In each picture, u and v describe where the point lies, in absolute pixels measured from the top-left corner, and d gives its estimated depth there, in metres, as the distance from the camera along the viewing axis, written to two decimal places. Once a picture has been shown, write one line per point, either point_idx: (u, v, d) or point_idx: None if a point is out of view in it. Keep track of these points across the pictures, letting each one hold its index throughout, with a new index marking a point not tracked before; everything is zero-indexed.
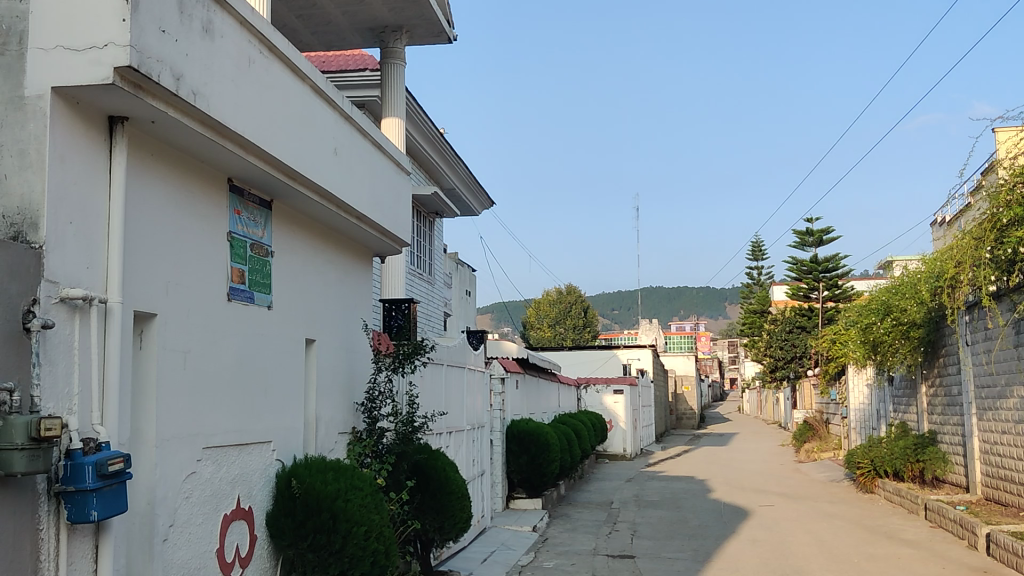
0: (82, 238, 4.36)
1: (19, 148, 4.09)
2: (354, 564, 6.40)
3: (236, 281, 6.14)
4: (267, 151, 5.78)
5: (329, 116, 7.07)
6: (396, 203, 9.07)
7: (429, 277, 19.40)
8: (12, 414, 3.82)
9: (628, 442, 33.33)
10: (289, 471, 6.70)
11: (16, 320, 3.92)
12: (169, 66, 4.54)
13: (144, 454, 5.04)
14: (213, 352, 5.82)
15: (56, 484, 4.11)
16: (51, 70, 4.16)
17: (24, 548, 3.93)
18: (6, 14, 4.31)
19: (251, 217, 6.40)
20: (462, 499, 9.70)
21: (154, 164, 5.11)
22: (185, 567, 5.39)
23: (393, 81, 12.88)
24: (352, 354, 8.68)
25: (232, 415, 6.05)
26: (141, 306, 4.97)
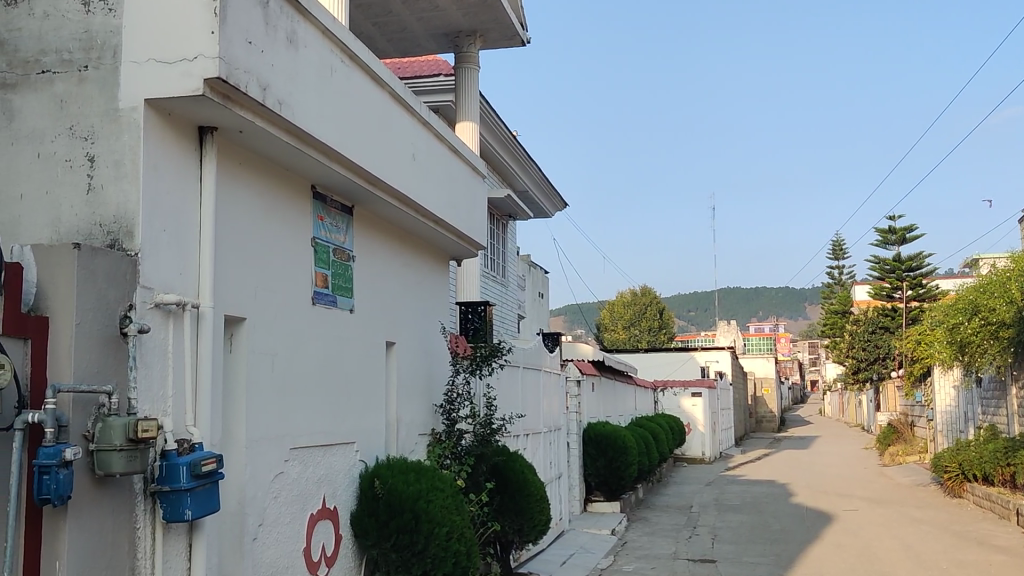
0: (175, 245, 4.50)
1: (115, 159, 4.24)
2: (436, 565, 6.47)
3: (320, 285, 6.26)
4: (349, 158, 5.88)
5: (407, 121, 7.15)
6: (472, 207, 9.13)
7: (504, 280, 19.49)
8: (110, 417, 3.95)
9: (707, 445, 32.91)
10: (372, 472, 6.81)
11: (113, 325, 4.07)
12: (256, 76, 4.66)
13: (235, 455, 5.17)
14: (299, 355, 5.94)
15: (152, 484, 4.26)
16: (144, 83, 4.29)
17: (123, 546, 4.07)
18: (99, 28, 4.41)
19: (333, 222, 6.53)
20: (541, 501, 9.70)
21: (242, 172, 5.24)
22: (273, 566, 5.50)
23: (468, 85, 12.97)
24: (432, 356, 8.76)
25: (317, 417, 6.17)
26: (231, 310, 5.11)
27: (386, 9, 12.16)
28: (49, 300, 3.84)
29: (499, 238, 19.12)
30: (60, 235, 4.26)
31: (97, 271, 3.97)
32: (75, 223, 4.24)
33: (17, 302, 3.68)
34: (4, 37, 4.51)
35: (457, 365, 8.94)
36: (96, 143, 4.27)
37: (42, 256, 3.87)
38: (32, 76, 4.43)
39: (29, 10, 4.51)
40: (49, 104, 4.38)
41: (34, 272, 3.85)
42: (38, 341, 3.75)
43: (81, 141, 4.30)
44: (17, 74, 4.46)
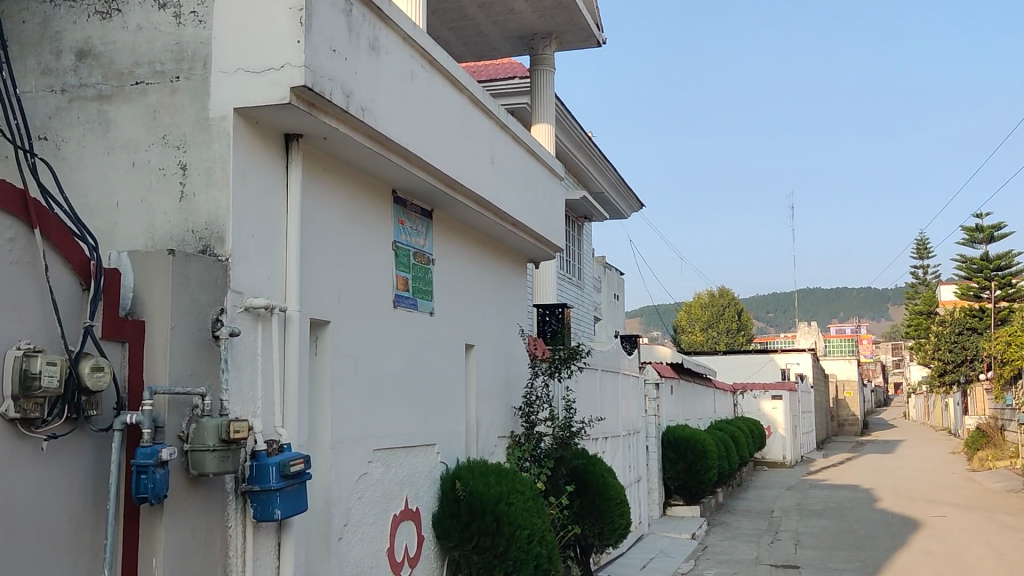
0: (263, 251, 4.61)
1: (206, 167, 4.36)
2: (518, 567, 6.51)
3: (401, 288, 6.33)
4: (429, 162, 5.94)
5: (485, 125, 7.19)
6: (551, 209, 9.13)
7: (580, 283, 19.45)
8: (204, 418, 4.07)
9: (788, 449, 32.31)
10: (453, 474, 6.85)
11: (206, 328, 4.18)
12: (340, 83, 4.73)
13: (321, 456, 5.26)
14: (381, 358, 6.02)
15: (243, 484, 4.37)
16: (233, 92, 4.40)
17: (215, 544, 4.18)
18: (190, 40, 4.52)
19: (414, 226, 6.60)
20: (622, 505, 9.64)
21: (326, 179, 5.33)
22: (358, 566, 5.58)
23: (543, 87, 12.98)
24: (511, 359, 8.79)
25: (399, 419, 6.24)
26: (316, 314, 5.19)
27: (462, 14, 12.25)
28: (145, 304, 3.98)
29: (575, 240, 19.09)
30: (154, 242, 4.39)
31: (190, 277, 4.08)
32: (168, 229, 4.37)
33: (114, 307, 3.82)
34: (99, 48, 4.64)
35: (536, 368, 8.95)
36: (187, 152, 4.40)
37: (138, 263, 4.00)
38: (127, 87, 4.57)
39: (123, 23, 4.64)
40: (143, 114, 4.52)
41: (131, 278, 3.99)
42: (136, 344, 3.89)
43: (173, 150, 4.42)
44: (112, 86, 4.60)
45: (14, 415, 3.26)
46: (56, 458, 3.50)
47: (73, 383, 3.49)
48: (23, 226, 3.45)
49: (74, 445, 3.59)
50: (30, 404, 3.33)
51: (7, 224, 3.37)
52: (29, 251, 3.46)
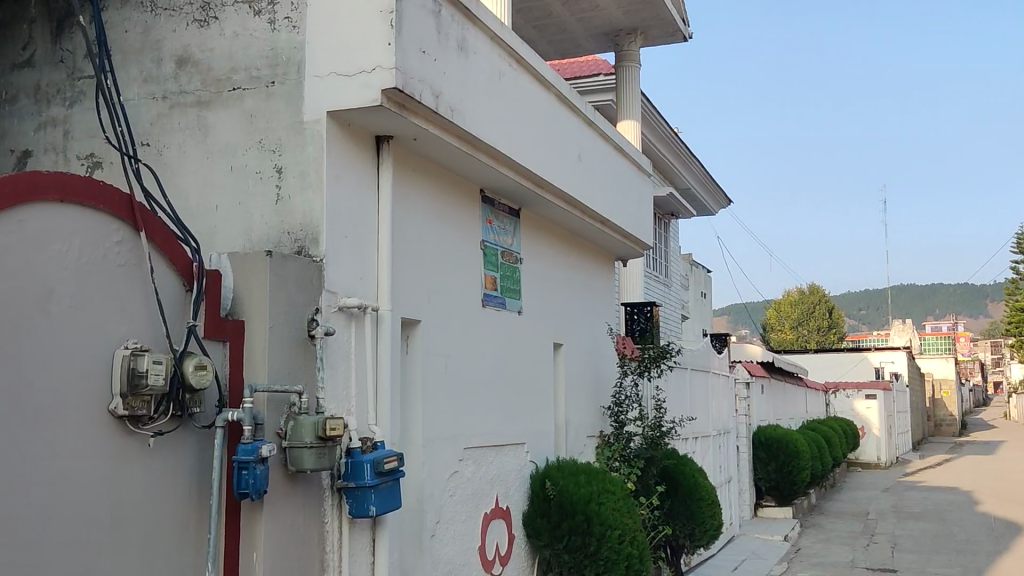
0: (356, 251, 4.68)
1: (301, 169, 4.46)
2: (609, 567, 6.49)
3: (489, 287, 6.36)
4: (517, 161, 5.94)
5: (573, 123, 7.17)
6: (639, 206, 9.05)
7: (668, 281, 19.25)
8: (301, 415, 4.16)
9: (883, 450, 31.47)
10: (543, 473, 6.85)
11: (302, 328, 4.28)
12: (430, 84, 4.77)
13: (414, 453, 5.32)
14: (470, 357, 6.05)
15: (338, 480, 4.45)
16: (326, 96, 4.48)
17: (312, 539, 4.27)
18: (285, 45, 4.61)
19: (502, 225, 6.63)
20: (713, 506, 9.51)
21: (416, 179, 5.39)
22: (451, 563, 5.63)
23: (629, 83, 12.90)
24: (599, 357, 8.75)
25: (489, 417, 6.27)
26: (407, 313, 5.25)
27: (546, 12, 12.27)
28: (244, 304, 4.09)
29: (661, 238, 18.92)
30: (251, 244, 4.50)
31: (287, 277, 4.16)
32: (265, 232, 4.48)
33: (216, 308, 3.93)
34: (198, 56, 4.77)
35: (625, 366, 8.89)
36: (283, 156, 4.50)
37: (238, 264, 4.11)
38: (224, 93, 4.69)
39: (220, 30, 4.76)
40: (240, 119, 4.63)
41: (231, 278, 4.11)
42: (236, 343, 4.01)
43: (269, 154, 4.53)
44: (210, 92, 4.72)
45: (122, 412, 3.38)
46: (162, 454, 3.62)
47: (178, 381, 3.61)
48: (129, 229, 3.57)
49: (178, 441, 3.71)
50: (138, 401, 3.45)
51: (114, 227, 3.50)
52: (135, 254, 3.59)
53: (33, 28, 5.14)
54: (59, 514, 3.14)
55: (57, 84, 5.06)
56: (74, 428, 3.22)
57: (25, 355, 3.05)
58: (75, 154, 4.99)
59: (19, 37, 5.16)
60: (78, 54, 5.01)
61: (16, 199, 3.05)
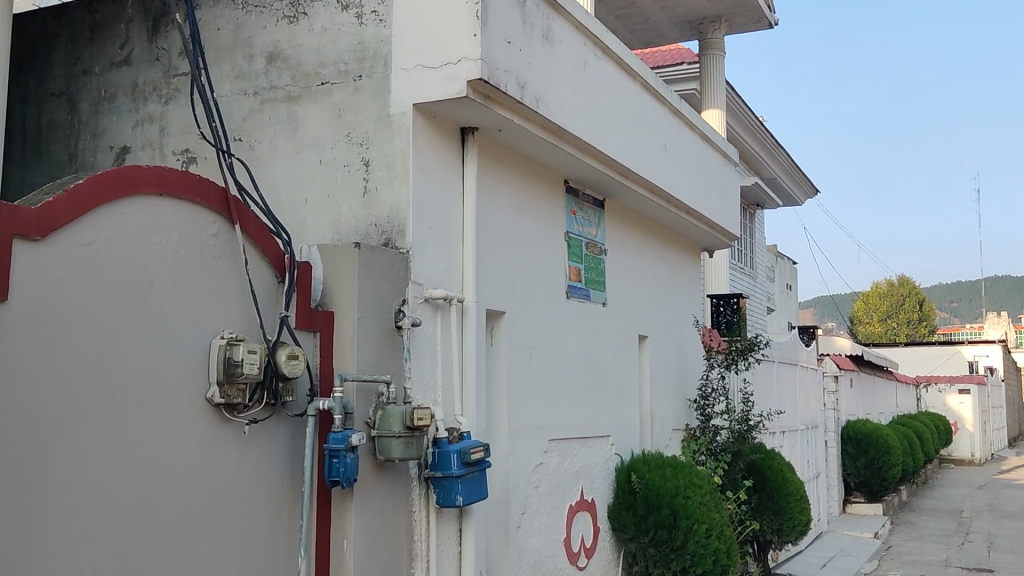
0: (442, 243, 4.71)
1: (387, 162, 4.50)
2: (697, 562, 6.42)
3: (574, 279, 6.34)
4: (602, 151, 5.90)
5: (659, 112, 7.09)
6: (726, 196, 8.91)
7: (753, 272, 18.94)
8: (389, 404, 4.21)
9: (977, 447, 30.49)
10: (628, 466, 6.81)
11: (390, 319, 4.32)
12: (515, 75, 4.76)
13: (499, 444, 5.33)
14: (555, 349, 6.04)
15: (426, 470, 4.50)
16: (413, 89, 4.51)
17: (400, 527, 4.32)
18: (372, 39, 4.65)
19: (586, 216, 6.59)
20: (802, 501, 9.34)
21: (501, 170, 5.39)
22: (537, 554, 5.63)
23: (714, 72, 12.70)
24: (685, 350, 8.65)
25: (574, 409, 6.25)
26: (492, 305, 5.26)
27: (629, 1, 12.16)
28: (333, 295, 4.15)
29: (746, 229, 18.62)
30: (340, 236, 4.57)
31: (375, 269, 4.21)
32: (353, 225, 4.54)
33: (307, 299, 4.01)
34: (288, 51, 4.85)
35: (712, 359, 8.77)
36: (371, 149, 4.55)
37: (327, 256, 4.17)
38: (313, 88, 4.76)
39: (309, 26, 4.83)
40: (328, 113, 4.70)
41: (320, 270, 4.18)
42: (326, 333, 4.08)
43: (357, 147, 4.58)
44: (300, 87, 4.80)
45: (219, 400, 3.47)
46: (255, 442, 3.70)
47: (271, 370, 3.69)
48: (224, 222, 3.66)
49: (271, 429, 3.79)
50: (234, 390, 3.53)
51: (210, 220, 3.58)
52: (230, 247, 3.67)
53: (130, 27, 5.29)
54: (158, 499, 3.23)
55: (153, 81, 5.20)
56: (173, 416, 3.31)
57: (127, 345, 3.14)
58: (170, 150, 5.12)
59: (117, 36, 5.34)
60: (173, 52, 5.14)
61: (117, 193, 3.14)
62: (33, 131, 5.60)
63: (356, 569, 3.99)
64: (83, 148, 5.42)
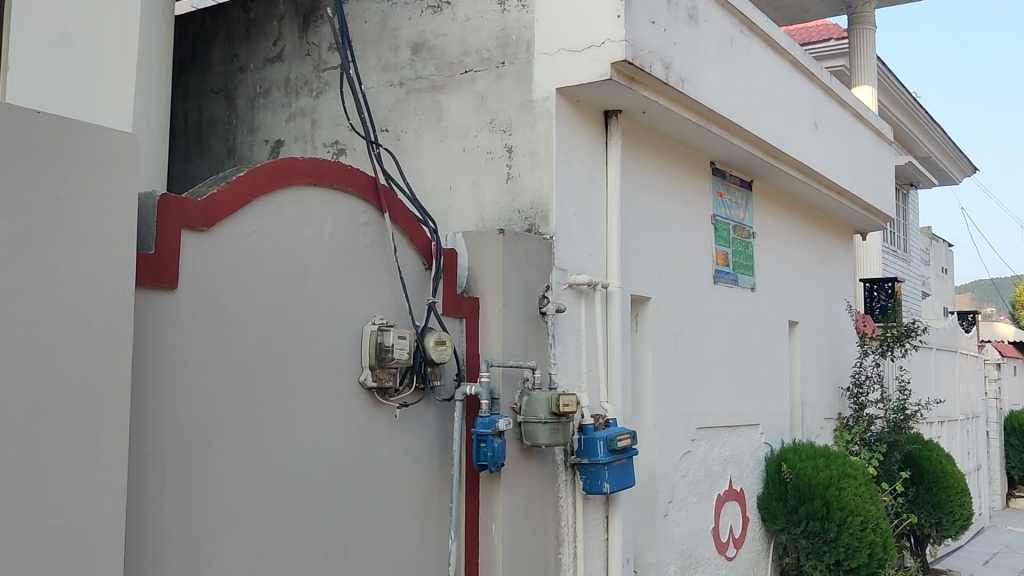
0: (586, 228, 4.67)
1: (531, 148, 4.49)
2: (851, 556, 6.15)
3: (721, 263, 6.19)
4: (750, 131, 5.73)
5: (809, 89, 6.84)
6: (880, 176, 8.52)
7: (906, 255, 18.14)
8: (535, 390, 4.21)
9: None
10: (779, 456, 6.63)
11: (534, 305, 4.32)
12: (660, 56, 4.67)
13: (646, 431, 5.27)
14: (702, 335, 5.92)
15: (572, 457, 4.49)
16: (556, 73, 4.47)
17: (547, 513, 4.33)
18: (514, 25, 4.65)
19: (733, 199, 6.43)
20: (963, 495, 8.90)
21: (645, 154, 5.31)
22: (685, 544, 5.55)
23: (865, 47, 12.18)
24: (836, 336, 8.35)
25: (721, 397, 6.12)
26: (638, 290, 5.20)
27: None
28: (479, 281, 4.19)
29: (900, 210, 17.84)
30: (484, 222, 4.60)
31: (520, 255, 4.21)
32: (498, 211, 4.56)
33: (453, 284, 4.06)
34: (432, 41, 4.91)
35: (867, 346, 8.42)
36: (514, 135, 4.55)
37: (473, 243, 4.21)
38: (457, 76, 4.80)
39: (453, 15, 4.87)
40: (472, 101, 4.73)
41: (466, 256, 4.22)
42: (472, 320, 4.13)
43: (500, 134, 4.59)
44: (444, 76, 4.85)
45: (371, 384, 3.55)
46: (405, 426, 3.77)
47: (419, 355, 3.74)
48: (374, 211, 3.73)
49: (420, 414, 3.86)
50: (384, 374, 3.61)
51: (361, 209, 3.66)
52: (379, 235, 3.74)
53: (283, 25, 5.48)
54: (315, 480, 3.33)
55: (305, 76, 5.36)
56: (328, 399, 3.40)
57: (284, 332, 3.24)
58: (321, 142, 5.26)
59: (270, 33, 5.53)
60: (323, 46, 5.28)
61: (275, 185, 3.24)
62: (195, 128, 5.87)
63: (505, 553, 4.02)
64: (240, 143, 5.63)
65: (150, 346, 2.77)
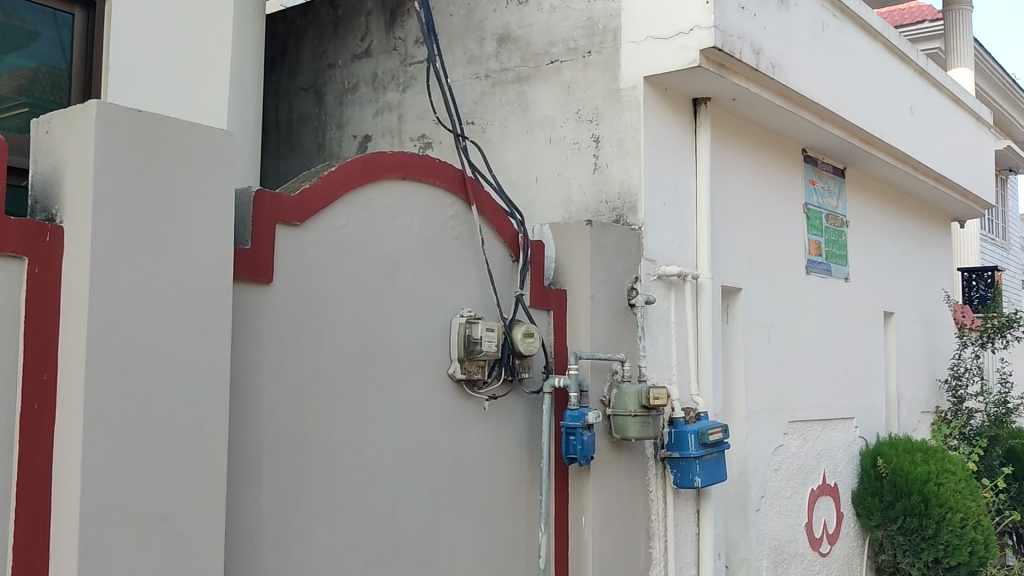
0: (675, 218, 4.60)
1: (618, 137, 4.45)
2: (950, 554, 5.95)
3: (814, 253, 6.05)
4: (844, 118, 5.57)
5: (904, 73, 6.62)
6: (980, 161, 8.22)
7: (1005, 243, 17.48)
8: (624, 382, 4.17)
9: None
10: (874, 450, 6.43)
11: (623, 297, 4.28)
12: (750, 41, 4.57)
13: (738, 424, 5.18)
14: (795, 326, 5.79)
15: (662, 450, 4.43)
16: (643, 61, 4.41)
17: (637, 506, 4.29)
18: (601, 14, 4.60)
19: (826, 186, 6.27)
20: None
21: (735, 141, 5.21)
22: (778, 539, 5.44)
23: (962, 28, 11.76)
24: (933, 327, 8.09)
25: (814, 389, 5.98)
26: (728, 281, 5.11)
27: None
28: (566, 273, 4.16)
29: (998, 197, 17.20)
30: (572, 213, 4.58)
31: (608, 246, 4.17)
32: (585, 202, 4.53)
33: (540, 276, 4.04)
34: (518, 32, 4.89)
35: (965, 337, 8.14)
36: (601, 125, 4.51)
37: (560, 234, 4.18)
38: (543, 67, 4.78)
39: (538, 5, 4.84)
40: (559, 92, 4.70)
41: (553, 248, 4.20)
42: (560, 312, 4.10)
43: (587, 124, 4.56)
44: (530, 67, 4.83)
45: (461, 376, 3.56)
46: (494, 418, 3.77)
47: (508, 347, 3.73)
48: (462, 203, 3.74)
49: (509, 406, 3.86)
50: (474, 366, 3.62)
51: (449, 202, 3.67)
52: (468, 227, 3.75)
53: (370, 20, 5.53)
54: (406, 471, 3.35)
55: (391, 71, 5.41)
56: (419, 391, 3.43)
57: (375, 324, 3.27)
58: (408, 136, 5.29)
59: (357, 29, 5.59)
60: (410, 41, 5.31)
61: (366, 178, 3.27)
62: (285, 125, 5.97)
63: (595, 546, 3.99)
64: (330, 139, 5.70)
65: (247, 339, 2.82)
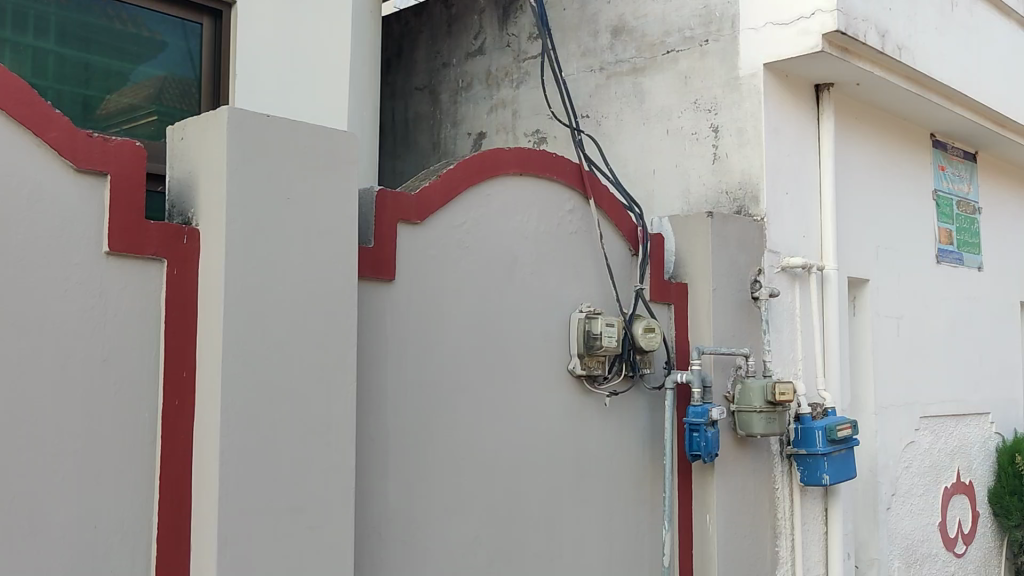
0: (798, 207, 4.47)
1: (738, 127, 4.34)
2: None
3: (944, 241, 5.80)
4: (976, 100, 5.31)
5: None
6: None
7: None
8: (749, 378, 4.06)
9: None
10: (1011, 444, 6.09)
11: (746, 290, 4.18)
12: (875, 23, 4.39)
13: (866, 420, 5.01)
14: (925, 318, 5.56)
15: (788, 447, 4.32)
16: (763, 48, 4.29)
17: (763, 504, 4.19)
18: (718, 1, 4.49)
19: (957, 172, 6.01)
20: None
21: (860, 127, 5.03)
22: (910, 539, 5.24)
23: None
24: None
25: (947, 383, 5.74)
26: (854, 272, 4.94)
27: None
28: (687, 267, 4.09)
29: None
30: (691, 205, 4.50)
31: (730, 238, 4.08)
32: (704, 193, 4.44)
33: (660, 270, 3.97)
34: (633, 23, 4.83)
35: None
36: (720, 114, 4.41)
37: (680, 227, 4.12)
38: (659, 58, 4.70)
39: None
40: (675, 82, 4.62)
41: (673, 241, 4.13)
42: (681, 306, 4.03)
43: (705, 113, 4.47)
44: (645, 58, 4.77)
45: (580, 372, 3.53)
46: (615, 413, 3.74)
47: (628, 342, 3.69)
48: (580, 198, 3.70)
49: (630, 401, 3.81)
50: (594, 361, 3.58)
51: (567, 197, 3.64)
52: (586, 222, 3.72)
53: (483, 18, 5.55)
54: (528, 468, 3.35)
55: (505, 67, 5.41)
56: (540, 387, 3.41)
57: (496, 319, 3.27)
58: (522, 132, 5.28)
59: (471, 28, 5.63)
60: (523, 36, 5.31)
61: (484, 175, 3.27)
62: (402, 125, 6.05)
63: (720, 544, 3.91)
64: (445, 137, 5.74)
65: (371, 337, 2.86)
